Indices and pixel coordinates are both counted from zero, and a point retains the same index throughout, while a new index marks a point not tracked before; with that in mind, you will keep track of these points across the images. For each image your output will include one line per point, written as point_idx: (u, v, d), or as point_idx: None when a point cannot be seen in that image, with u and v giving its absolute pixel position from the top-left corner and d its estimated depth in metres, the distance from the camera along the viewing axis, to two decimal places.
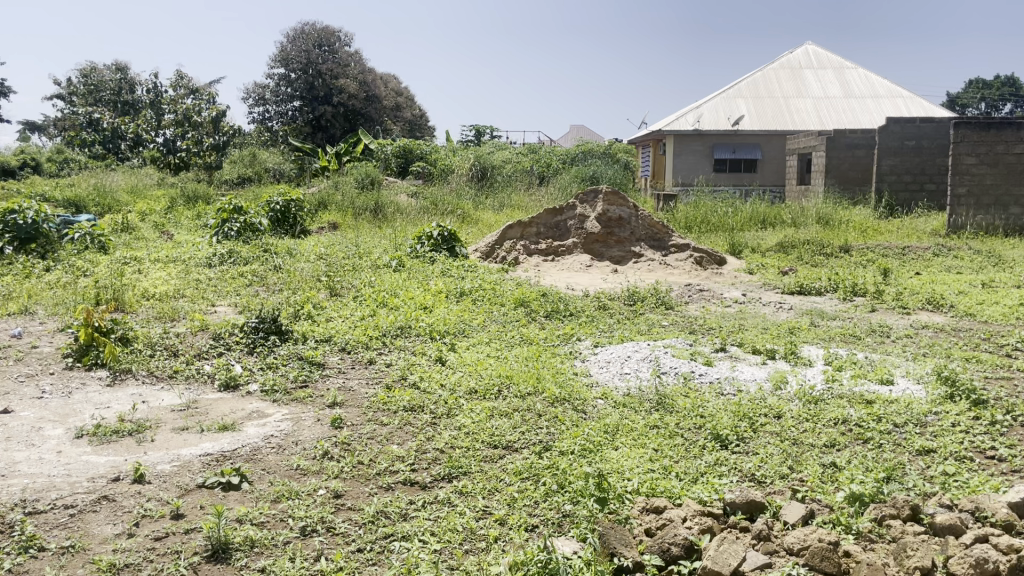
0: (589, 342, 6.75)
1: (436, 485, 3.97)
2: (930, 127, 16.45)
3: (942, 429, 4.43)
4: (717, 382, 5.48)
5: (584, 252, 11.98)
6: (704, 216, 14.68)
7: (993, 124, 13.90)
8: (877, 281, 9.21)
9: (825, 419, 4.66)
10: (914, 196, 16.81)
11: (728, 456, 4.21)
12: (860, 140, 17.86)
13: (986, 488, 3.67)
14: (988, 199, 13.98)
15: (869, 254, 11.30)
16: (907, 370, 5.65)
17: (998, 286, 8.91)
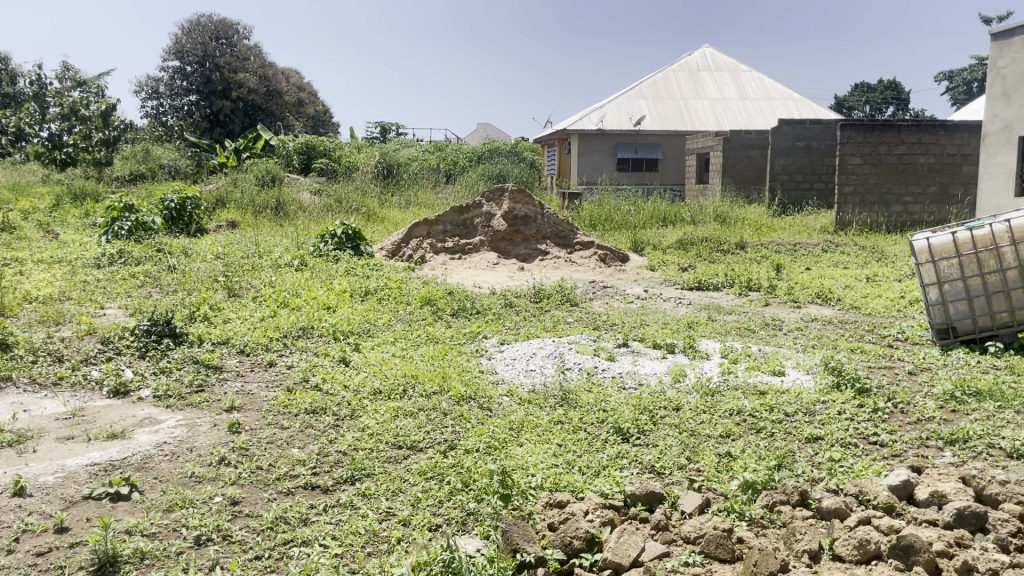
0: (496, 340, 6.77)
1: (338, 488, 3.91)
2: (819, 129, 17.22)
3: (829, 417, 4.64)
4: (619, 376, 5.60)
5: (491, 250, 12.00)
6: (607, 214, 14.96)
7: (876, 126, 14.65)
8: (770, 276, 9.57)
9: (721, 410, 4.82)
10: (805, 195, 17.57)
11: (629, 449, 4.30)
12: (755, 141, 18.53)
13: (869, 472, 3.87)
14: (872, 197, 14.74)
15: (763, 250, 11.74)
16: (798, 361, 5.90)
17: (881, 280, 9.40)
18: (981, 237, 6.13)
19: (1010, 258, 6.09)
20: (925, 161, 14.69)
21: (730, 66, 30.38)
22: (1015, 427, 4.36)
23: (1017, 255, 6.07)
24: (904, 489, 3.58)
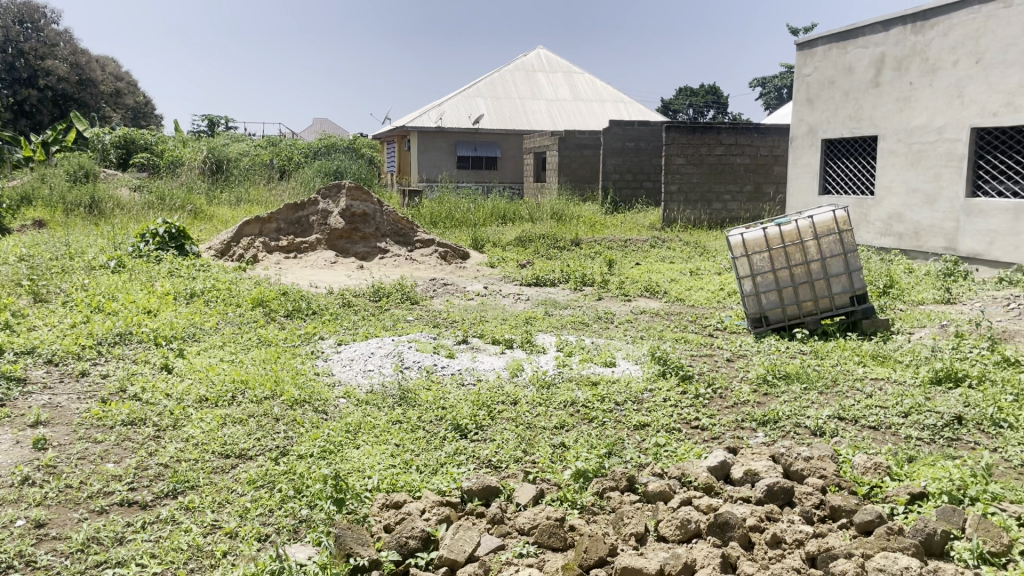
0: (332, 340, 6.61)
1: (159, 503, 3.68)
2: (646, 131, 18.03)
3: (655, 404, 4.87)
4: (458, 373, 5.62)
5: (328, 249, 11.70)
6: (447, 212, 14.99)
7: (697, 128, 15.53)
8: (603, 271, 9.93)
9: (555, 402, 4.94)
10: (635, 194, 18.36)
11: (467, 445, 4.31)
12: (588, 141, 19.16)
13: (691, 455, 4.09)
14: (695, 195, 15.63)
15: (596, 247, 12.17)
16: (627, 352, 6.15)
17: (703, 273, 9.98)
18: (789, 232, 6.61)
19: (814, 251, 6.62)
20: (741, 162, 15.73)
21: (563, 67, 31.21)
22: (818, 407, 4.75)
23: (820, 249, 6.61)
24: (721, 469, 3.82)
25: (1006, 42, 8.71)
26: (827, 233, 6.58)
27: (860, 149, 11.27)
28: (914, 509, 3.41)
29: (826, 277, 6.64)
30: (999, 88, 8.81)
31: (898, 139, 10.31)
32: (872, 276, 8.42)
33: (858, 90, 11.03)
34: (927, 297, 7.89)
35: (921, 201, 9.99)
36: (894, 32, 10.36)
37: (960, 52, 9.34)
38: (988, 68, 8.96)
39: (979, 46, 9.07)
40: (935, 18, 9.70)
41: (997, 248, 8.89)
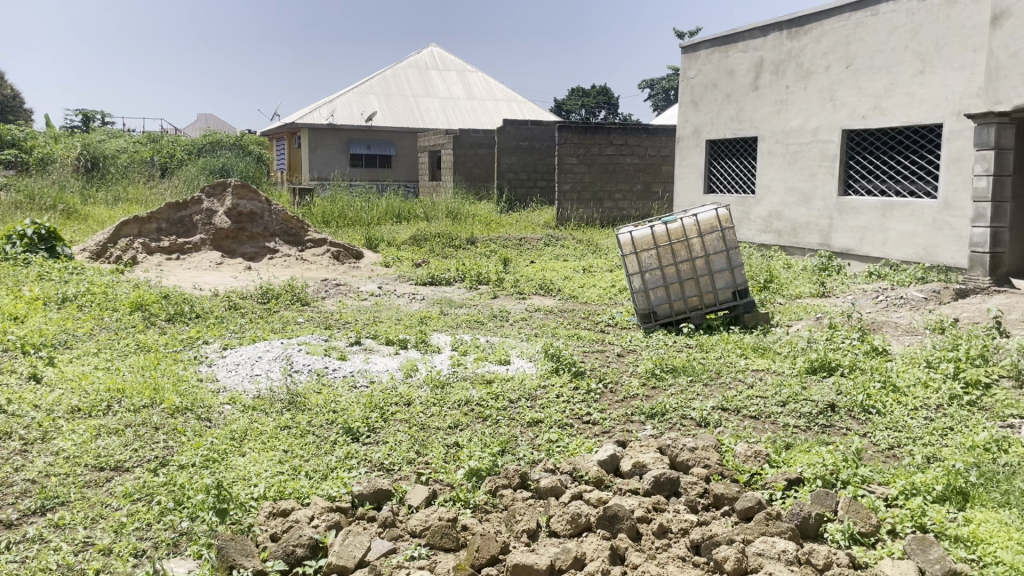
0: (217, 345, 6.37)
1: (25, 521, 3.45)
2: (539, 130, 18.21)
3: (548, 401, 4.92)
4: (349, 375, 5.51)
5: (213, 250, 11.27)
6: (340, 210, 14.72)
7: (589, 128, 15.81)
8: (497, 269, 9.97)
9: (449, 402, 4.92)
10: (529, 192, 18.51)
11: (358, 449, 4.23)
12: (482, 140, 19.20)
13: (582, 450, 4.15)
14: (588, 194, 15.91)
15: (491, 245, 12.21)
16: (521, 349, 6.20)
17: (595, 271, 10.16)
18: (675, 230, 6.81)
19: (698, 248, 6.85)
20: (631, 161, 16.10)
21: (456, 65, 31.14)
22: (703, 398, 4.92)
23: (704, 246, 6.84)
24: (611, 462, 3.88)
25: (873, 49, 9.24)
26: (710, 230, 6.82)
27: (741, 149, 11.72)
28: (791, 494, 3.56)
29: (710, 273, 6.87)
30: (867, 92, 9.34)
31: (776, 140, 10.78)
32: (754, 271, 8.78)
33: (739, 93, 11.48)
34: (804, 291, 8.28)
35: (797, 199, 10.48)
36: (772, 37, 10.82)
37: (831, 57, 9.85)
38: (857, 73, 9.48)
39: (849, 52, 9.59)
40: (809, 24, 10.18)
41: (867, 244, 9.42)
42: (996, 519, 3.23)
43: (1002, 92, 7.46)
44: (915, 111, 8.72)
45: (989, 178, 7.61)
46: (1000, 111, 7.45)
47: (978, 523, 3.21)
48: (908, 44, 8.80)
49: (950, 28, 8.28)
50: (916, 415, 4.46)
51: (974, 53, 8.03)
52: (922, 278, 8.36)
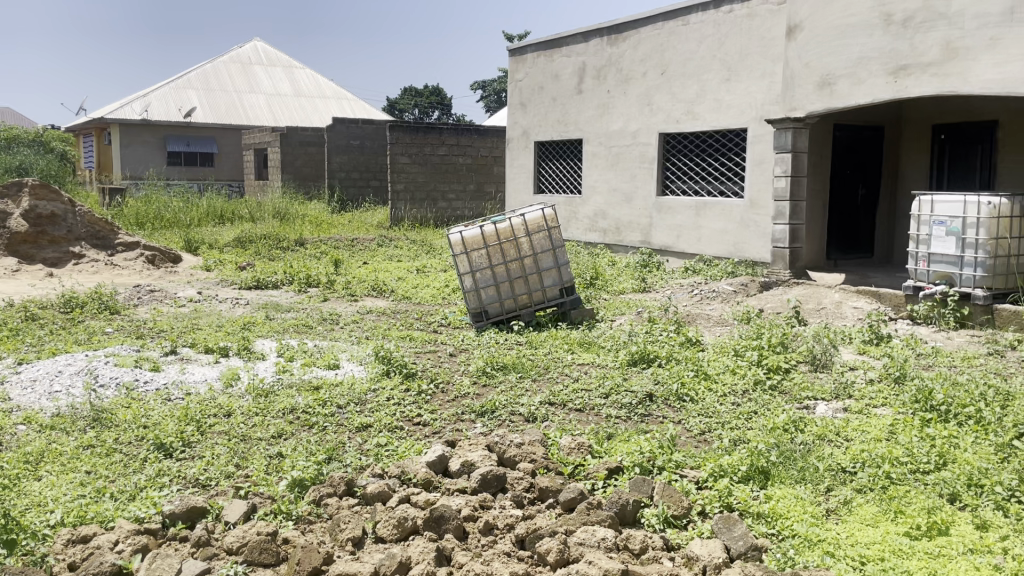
0: (10, 360, 5.79)
1: None
2: (370, 129, 17.91)
3: (378, 404, 4.83)
4: (163, 388, 5.16)
5: (9, 256, 10.26)
6: (157, 212, 13.86)
7: (420, 128, 15.74)
8: (327, 272, 9.70)
9: (274, 411, 4.73)
10: (362, 192, 18.21)
11: (171, 465, 3.97)
12: (311, 138, 18.68)
13: (411, 452, 4.10)
14: (421, 194, 15.86)
15: (321, 246, 11.90)
16: (351, 353, 6.06)
17: (429, 271, 10.13)
18: (503, 230, 6.91)
19: (526, 247, 6.96)
20: (463, 162, 16.21)
21: (282, 61, 30.06)
22: (531, 394, 5.01)
23: (532, 245, 6.96)
24: (439, 463, 3.85)
25: (685, 57, 9.78)
26: (537, 230, 6.96)
27: (568, 151, 12.07)
28: (612, 483, 3.70)
29: (538, 271, 7.02)
30: (680, 98, 9.88)
31: (600, 142, 11.19)
32: (581, 269, 9.06)
33: (564, 96, 11.82)
34: (627, 287, 8.65)
35: (620, 199, 10.93)
36: (593, 43, 11.22)
37: (648, 64, 10.34)
38: (671, 79, 10.00)
39: (664, 59, 10.10)
40: (627, 31, 10.64)
41: (683, 241, 9.97)
42: (792, 495, 3.51)
43: (797, 99, 8.11)
44: (724, 116, 9.31)
45: (787, 179, 8.25)
46: (796, 116, 8.10)
47: (776, 499, 3.47)
48: (715, 53, 9.38)
49: (752, 39, 8.90)
50: (725, 401, 4.76)
51: (773, 63, 8.68)
52: (732, 273, 8.95)
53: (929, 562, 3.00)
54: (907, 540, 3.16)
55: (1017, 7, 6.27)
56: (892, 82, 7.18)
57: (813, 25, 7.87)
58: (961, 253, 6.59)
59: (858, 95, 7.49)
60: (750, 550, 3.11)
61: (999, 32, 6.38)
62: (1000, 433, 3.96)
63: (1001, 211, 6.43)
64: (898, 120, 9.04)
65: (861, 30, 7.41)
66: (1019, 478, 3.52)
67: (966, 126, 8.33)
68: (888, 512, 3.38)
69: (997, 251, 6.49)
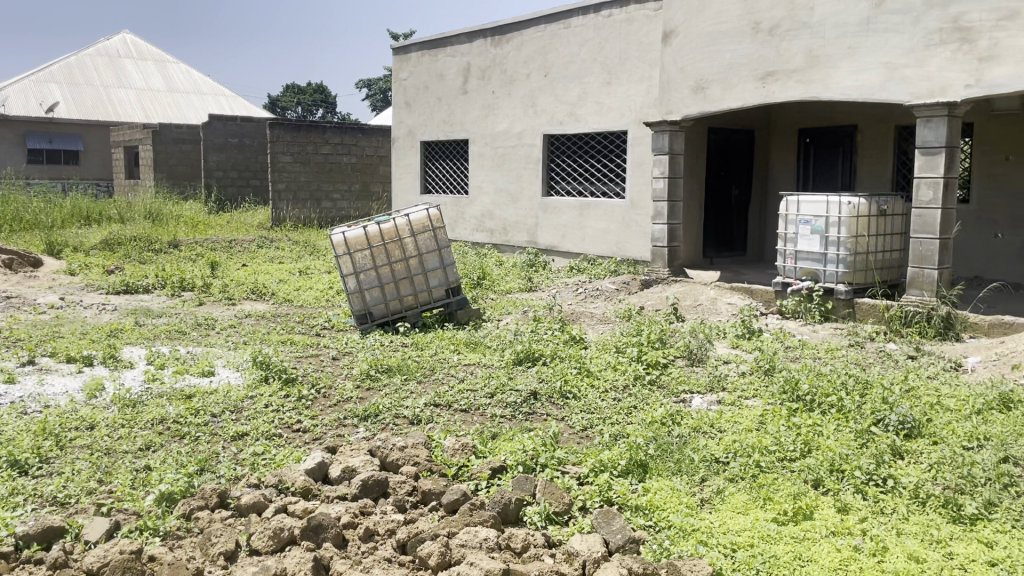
0: None
1: None
2: (250, 127, 17.35)
3: (255, 412, 4.66)
4: (17, 401, 4.82)
5: None
6: (15, 213, 12.97)
7: (303, 126, 15.36)
8: (203, 275, 9.31)
9: (142, 422, 4.49)
10: (241, 192, 17.62)
11: (25, 483, 3.71)
12: (187, 135, 17.93)
13: (289, 460, 3.97)
14: (304, 194, 15.47)
15: (197, 248, 11.44)
16: (227, 359, 5.83)
17: (311, 273, 9.90)
18: (388, 230, 6.82)
19: (411, 247, 6.92)
20: (347, 161, 15.92)
21: (154, 56, 28.72)
22: (415, 396, 4.96)
23: (416, 246, 6.92)
24: (319, 470, 3.74)
25: (567, 59, 9.94)
26: (422, 230, 6.92)
27: (454, 151, 12.05)
28: (495, 483, 3.70)
29: (424, 272, 6.97)
30: (563, 100, 10.03)
31: (486, 142, 11.23)
32: (468, 269, 9.05)
33: (449, 96, 11.80)
34: (513, 287, 8.70)
35: (506, 199, 10.99)
36: (477, 43, 11.24)
37: (531, 65, 10.44)
38: (554, 81, 10.13)
39: (547, 61, 10.23)
40: (510, 33, 10.72)
41: (568, 241, 10.12)
42: (668, 487, 3.61)
43: (673, 103, 8.37)
44: (605, 118, 9.51)
45: (666, 180, 8.50)
46: (672, 119, 8.35)
47: (654, 492, 3.56)
48: (596, 57, 9.57)
49: (630, 43, 9.14)
50: (606, 397, 4.85)
51: (650, 68, 8.93)
52: (614, 272, 9.16)
53: (795, 546, 3.14)
54: (775, 526, 3.30)
55: (872, 19, 6.68)
56: (760, 87, 7.51)
57: (687, 31, 8.15)
58: (825, 251, 6.96)
59: (729, 99, 7.80)
60: (627, 543, 3.17)
61: (856, 41, 6.78)
62: (859, 420, 4.20)
63: (860, 211, 6.83)
64: (767, 127, 9.49)
65: (731, 36, 7.72)
66: (875, 461, 3.74)
67: (828, 132, 8.83)
68: (758, 499, 3.52)
69: (857, 248, 6.89)
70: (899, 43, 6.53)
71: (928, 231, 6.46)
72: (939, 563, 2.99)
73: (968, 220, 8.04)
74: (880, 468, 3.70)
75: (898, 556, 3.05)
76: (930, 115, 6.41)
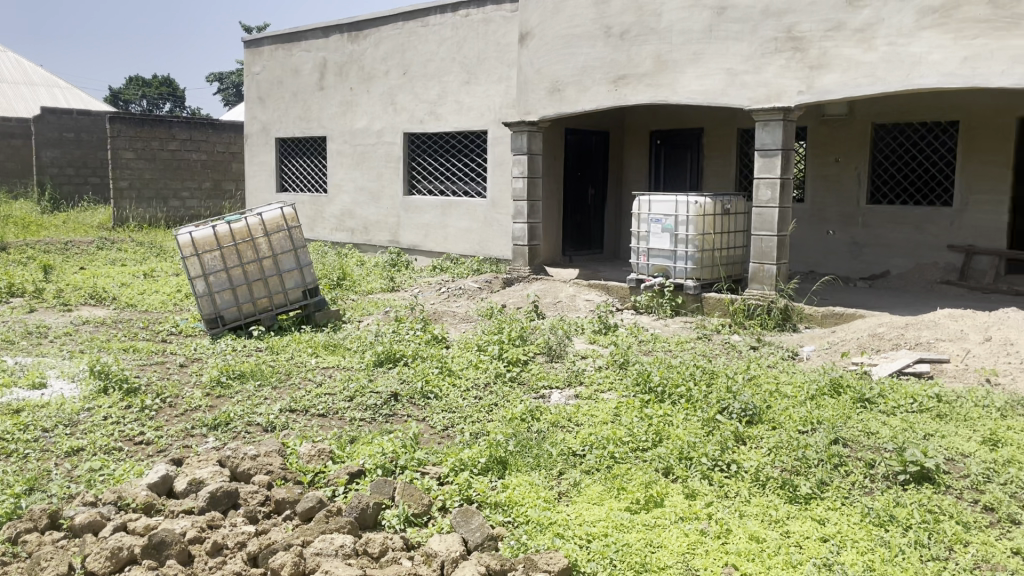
0: None
1: None
2: (87, 121, 16.26)
3: (92, 425, 4.37)
4: None
5: None
6: None
7: (146, 121, 14.54)
8: (34, 279, 8.63)
9: None
10: (79, 190, 16.49)
11: None
12: (15, 129, 16.58)
13: (130, 475, 3.74)
14: (150, 193, 14.66)
15: (29, 250, 10.60)
16: (62, 369, 5.43)
17: (158, 275, 9.38)
18: (239, 229, 6.57)
19: (265, 247, 6.68)
20: (197, 158, 15.21)
21: None
22: (270, 402, 4.78)
23: (270, 245, 6.69)
24: (163, 484, 3.54)
25: (426, 57, 9.90)
26: (276, 229, 6.70)
27: (311, 149, 11.75)
28: (353, 488, 3.62)
29: (279, 273, 6.74)
30: (422, 98, 9.97)
31: (344, 140, 11.01)
32: (327, 269, 8.85)
33: (305, 93, 11.49)
34: (375, 287, 8.58)
35: (367, 198, 10.83)
36: (333, 38, 11.01)
37: (389, 63, 10.33)
38: (413, 79, 10.07)
39: (405, 59, 10.15)
40: (367, 29, 10.56)
41: (430, 240, 10.08)
42: (527, 482, 3.65)
43: (531, 103, 8.49)
44: (465, 118, 9.53)
45: (524, 180, 8.63)
46: (530, 120, 8.47)
47: (512, 488, 3.60)
48: (454, 56, 9.58)
49: (488, 44, 9.20)
50: (467, 395, 4.86)
51: (508, 69, 9.03)
52: (477, 271, 9.21)
53: (646, 533, 3.25)
54: (628, 515, 3.40)
55: (715, 26, 7.02)
56: (613, 90, 7.74)
57: (543, 33, 8.29)
58: (675, 249, 7.27)
59: (584, 101, 7.99)
60: (486, 540, 3.18)
61: (700, 48, 7.11)
62: (706, 408, 4.41)
63: (706, 210, 7.18)
64: (620, 129, 9.80)
65: (585, 40, 7.92)
66: (720, 448, 3.93)
67: (677, 134, 9.23)
68: (612, 489, 3.62)
69: (704, 246, 7.23)
70: (739, 50, 6.90)
71: (768, 229, 6.86)
72: (776, 542, 3.18)
73: (804, 219, 8.61)
74: (725, 454, 3.89)
75: (740, 537, 3.22)
76: (767, 119, 6.80)
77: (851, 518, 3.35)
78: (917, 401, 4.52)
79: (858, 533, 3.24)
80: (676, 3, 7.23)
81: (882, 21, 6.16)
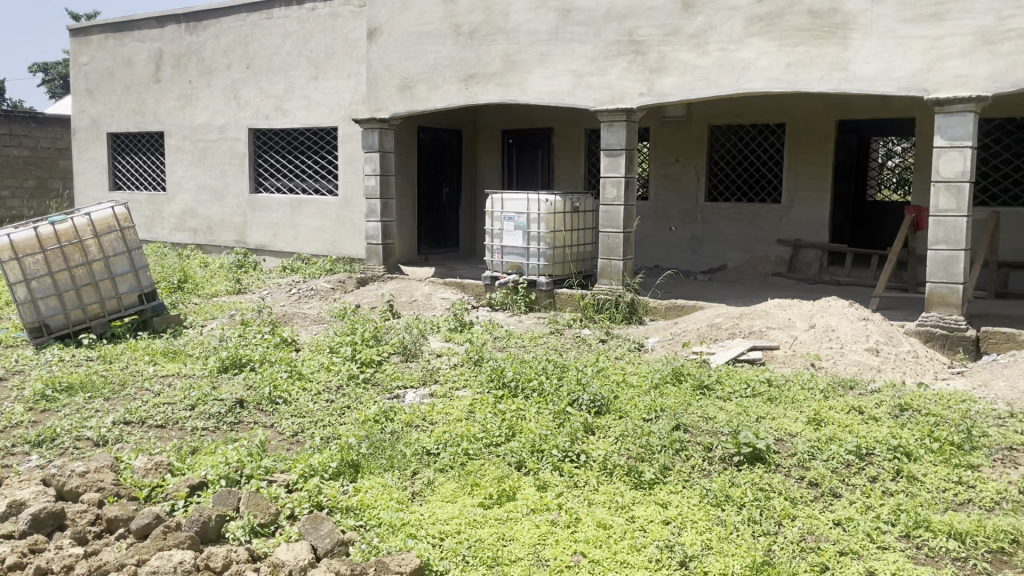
0: None
1: None
2: None
3: None
4: None
5: None
6: None
7: None
8: None
9: None
10: None
11: None
12: None
13: None
14: None
15: None
16: None
17: None
18: (64, 231, 6.12)
19: (95, 250, 6.25)
20: (18, 154, 14.05)
21: None
22: (101, 415, 4.48)
23: (100, 248, 6.27)
24: None
25: (270, 51, 9.58)
26: (107, 230, 6.29)
27: (147, 145, 11.11)
28: (194, 501, 3.45)
29: (111, 277, 6.33)
30: (268, 93, 9.65)
31: (184, 136, 10.49)
32: (168, 271, 8.40)
33: (139, 85, 10.86)
34: (221, 290, 8.24)
35: (210, 197, 10.36)
36: (170, 29, 10.45)
37: (232, 56, 9.93)
38: (257, 73, 9.72)
39: (248, 52, 9.78)
40: (207, 20, 10.10)
41: (280, 239, 9.77)
42: (379, 484, 3.61)
43: (381, 100, 8.38)
44: (314, 114, 9.30)
45: (377, 178, 8.52)
46: (381, 117, 8.37)
47: (365, 491, 3.54)
48: (301, 50, 9.33)
49: (336, 39, 9.02)
50: (318, 399, 4.73)
51: (357, 64, 8.88)
52: (329, 271, 9.01)
53: (498, 527, 3.29)
54: (481, 510, 3.43)
55: (560, 28, 7.19)
56: (463, 89, 7.77)
57: (392, 30, 8.22)
58: (527, 246, 7.39)
59: (435, 99, 7.97)
60: (336, 545, 3.12)
61: (547, 49, 7.26)
62: (557, 401, 4.50)
63: (556, 207, 7.34)
64: (473, 128, 9.87)
65: (434, 38, 7.91)
66: (570, 439, 4.03)
67: (528, 133, 9.40)
68: (465, 486, 3.64)
69: (555, 243, 7.39)
70: (583, 52, 7.10)
71: (614, 226, 7.10)
72: (622, 527, 3.30)
73: (649, 216, 8.97)
74: (575, 445, 3.99)
75: (588, 525, 3.31)
76: (611, 119, 7.03)
77: (691, 500, 3.52)
78: (750, 386, 4.82)
79: (696, 514, 3.41)
80: (523, 4, 7.35)
81: (714, 28, 6.51)
